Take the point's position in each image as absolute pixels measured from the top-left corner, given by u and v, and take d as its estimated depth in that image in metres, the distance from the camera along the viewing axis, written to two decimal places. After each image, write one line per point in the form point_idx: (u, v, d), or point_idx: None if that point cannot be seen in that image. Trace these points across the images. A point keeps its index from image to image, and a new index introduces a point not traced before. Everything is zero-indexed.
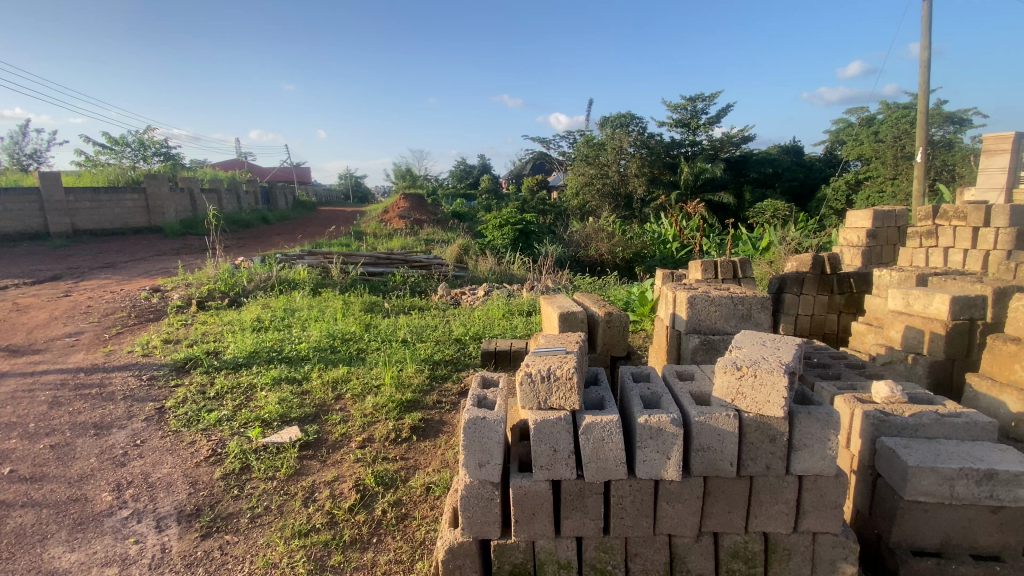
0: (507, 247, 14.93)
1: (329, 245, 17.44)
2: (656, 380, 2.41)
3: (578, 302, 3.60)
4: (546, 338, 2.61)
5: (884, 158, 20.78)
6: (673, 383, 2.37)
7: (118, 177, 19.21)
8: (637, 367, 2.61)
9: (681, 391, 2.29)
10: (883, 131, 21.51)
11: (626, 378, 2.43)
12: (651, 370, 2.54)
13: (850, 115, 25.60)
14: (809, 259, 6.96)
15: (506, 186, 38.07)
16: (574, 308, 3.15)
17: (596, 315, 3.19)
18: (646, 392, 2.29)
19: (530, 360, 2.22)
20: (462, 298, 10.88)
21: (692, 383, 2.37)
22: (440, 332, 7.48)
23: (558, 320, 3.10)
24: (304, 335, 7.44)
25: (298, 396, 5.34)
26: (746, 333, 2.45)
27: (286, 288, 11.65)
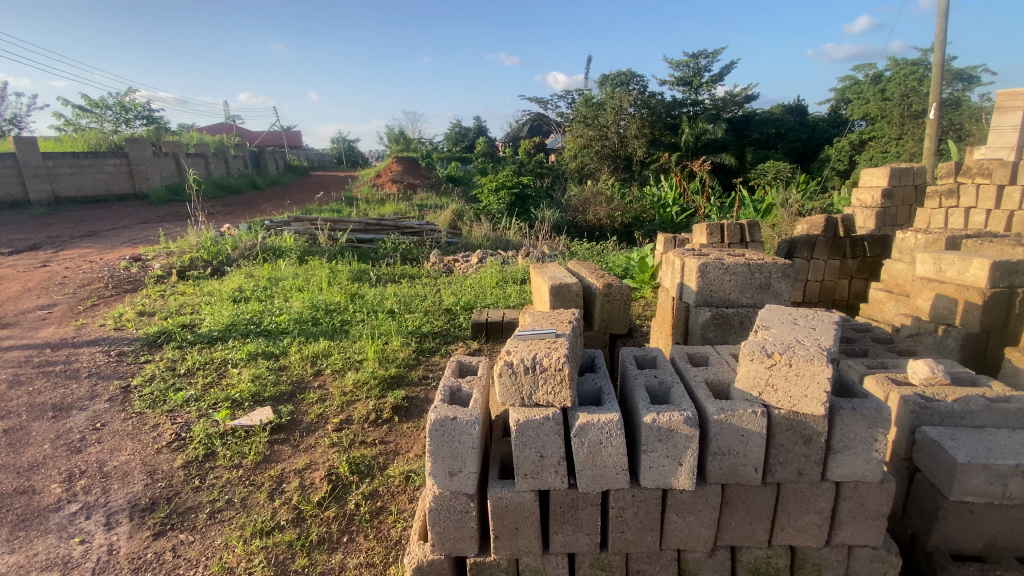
0: (502, 211, 14.38)
1: (319, 211, 16.84)
2: (664, 365, 2.03)
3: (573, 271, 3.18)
4: (531, 319, 2.19)
5: (890, 118, 20.07)
6: (685, 369, 1.99)
7: (100, 141, 18.48)
8: (642, 347, 2.24)
9: (694, 379, 1.91)
10: (890, 88, 20.76)
11: (629, 363, 2.05)
12: (659, 353, 2.15)
13: (857, 71, 24.66)
14: (822, 221, 6.53)
15: (503, 149, 37.11)
16: (568, 279, 2.73)
17: (594, 287, 2.77)
18: (652, 381, 1.90)
19: (512, 345, 1.82)
20: (455, 265, 10.45)
21: (706, 368, 1.98)
22: (430, 301, 7.07)
23: (550, 294, 2.69)
24: (285, 307, 7.03)
25: (274, 372, 4.99)
26: (772, 308, 2.05)
27: (272, 256, 11.17)
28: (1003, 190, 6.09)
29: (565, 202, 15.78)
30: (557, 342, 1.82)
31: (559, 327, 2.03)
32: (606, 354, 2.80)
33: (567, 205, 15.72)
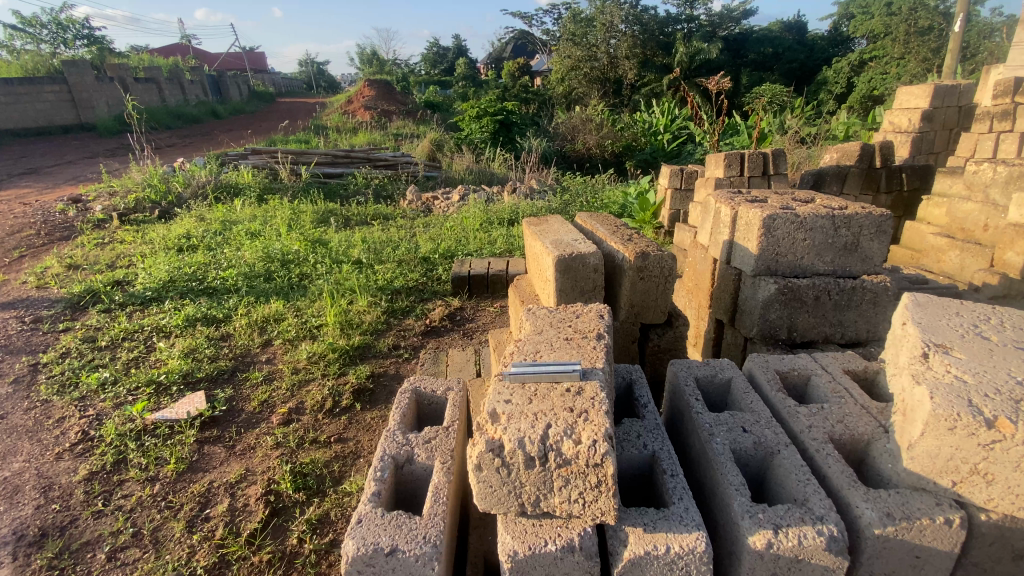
0: (485, 141, 13.05)
1: (284, 142, 15.25)
2: (754, 411, 1.59)
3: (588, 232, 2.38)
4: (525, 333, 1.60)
5: (896, 35, 18.57)
6: (794, 419, 1.60)
7: (38, 65, 16.16)
8: (707, 371, 1.78)
9: (812, 447, 1.50)
10: (898, 2, 19.10)
11: (702, 411, 1.59)
12: (735, 375, 1.76)
13: None
14: (857, 149, 5.66)
15: (484, 72, 34.37)
16: (584, 249, 1.95)
17: (619, 256, 1.98)
18: (742, 444, 1.48)
19: (501, 406, 1.27)
20: (435, 204, 9.39)
21: (825, 417, 1.59)
22: (403, 248, 6.14)
23: (557, 271, 1.93)
24: (235, 257, 6.06)
25: (213, 344, 4.13)
26: (917, 304, 1.60)
27: (227, 194, 9.93)
28: None
29: (553, 131, 14.48)
30: (579, 391, 1.31)
31: (571, 351, 1.48)
32: (635, 350, 2.07)
33: (556, 133, 14.44)
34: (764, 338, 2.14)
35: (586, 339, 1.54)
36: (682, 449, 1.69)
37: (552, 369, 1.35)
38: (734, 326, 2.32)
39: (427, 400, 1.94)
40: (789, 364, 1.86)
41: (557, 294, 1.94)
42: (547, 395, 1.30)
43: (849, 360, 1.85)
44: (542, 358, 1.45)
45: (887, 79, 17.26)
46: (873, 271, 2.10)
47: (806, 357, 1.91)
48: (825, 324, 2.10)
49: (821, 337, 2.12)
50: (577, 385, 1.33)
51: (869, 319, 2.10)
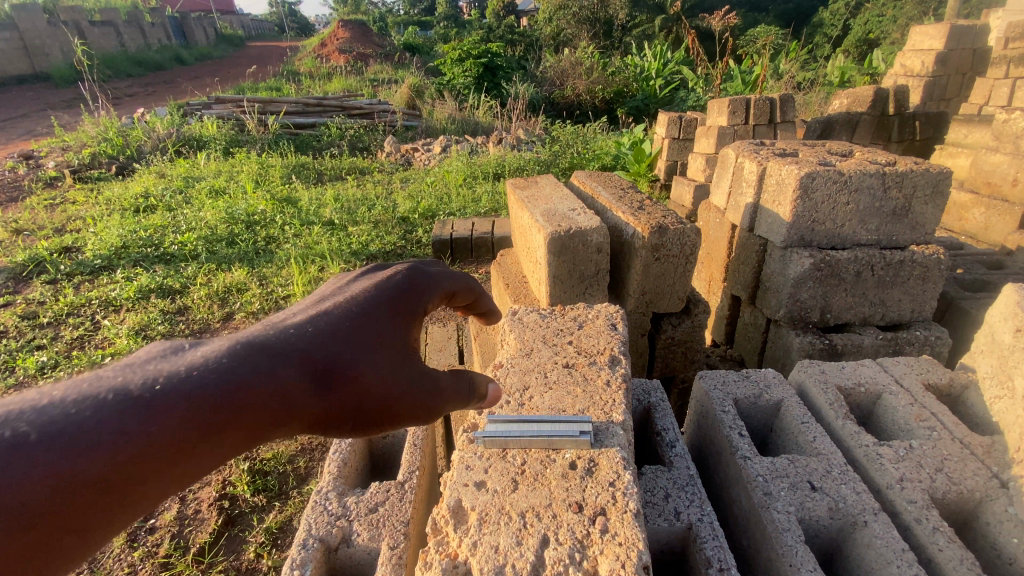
0: (468, 87, 12.22)
1: (252, 89, 14.20)
2: (824, 457, 1.26)
3: (587, 197, 2.05)
4: (508, 354, 1.40)
5: None
6: (880, 464, 1.27)
7: None
8: (749, 391, 1.44)
9: (902, 509, 1.17)
10: None
11: (752, 457, 1.25)
12: (788, 401, 1.42)
13: None
14: (869, 94, 5.22)
15: (467, 12, 32.28)
16: (586, 222, 1.64)
17: (630, 234, 1.67)
18: (820, 516, 1.15)
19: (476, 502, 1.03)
20: (415, 156, 8.80)
21: (919, 463, 1.26)
22: (379, 207, 5.67)
23: (553, 251, 1.61)
24: (196, 218, 5.55)
25: (168, 318, 3.74)
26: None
27: (190, 147, 9.20)
28: None
29: (540, 77, 13.65)
30: (589, 473, 1.06)
31: (572, 392, 1.25)
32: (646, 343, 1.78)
33: (543, 79, 13.61)
34: (792, 321, 1.82)
35: (591, 367, 1.31)
36: (717, 492, 1.37)
37: (545, 432, 1.12)
38: (755, 304, 2.01)
39: (381, 437, 1.75)
40: (852, 377, 1.52)
41: (550, 280, 1.66)
42: (544, 480, 1.06)
43: (927, 369, 1.51)
44: (537, 408, 1.21)
45: (885, 20, 16.43)
46: (923, 239, 1.76)
47: (870, 364, 1.57)
48: (864, 304, 1.78)
49: (858, 318, 1.80)
50: (586, 455, 1.09)
51: (916, 297, 1.78)
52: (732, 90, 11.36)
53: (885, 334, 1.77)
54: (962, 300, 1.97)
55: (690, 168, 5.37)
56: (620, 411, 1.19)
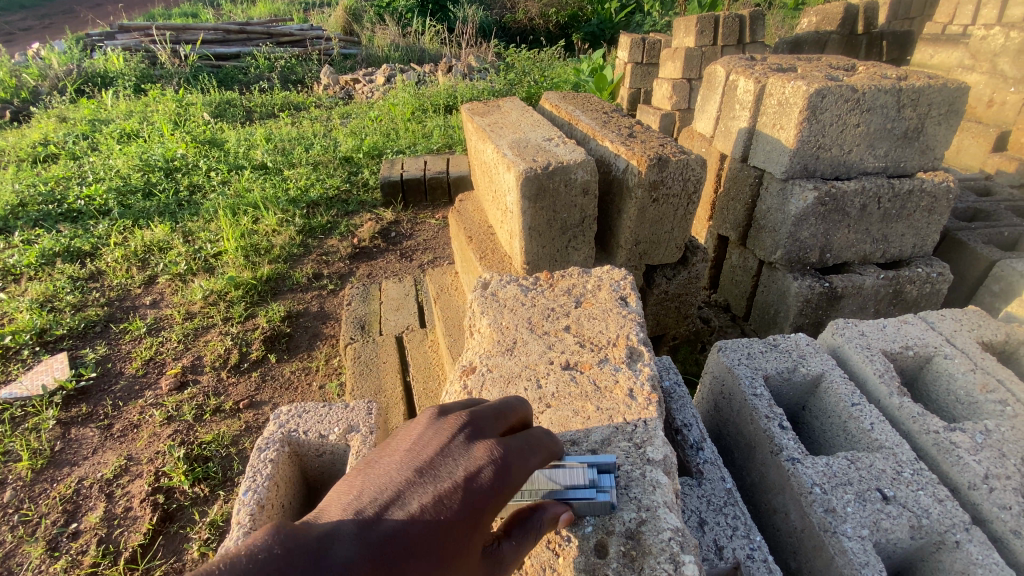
0: (411, 11, 11.09)
1: (164, 15, 12.43)
2: (892, 454, 1.07)
3: (560, 127, 1.74)
4: (485, 348, 1.18)
5: None
6: (962, 458, 1.07)
7: None
8: (781, 365, 1.25)
9: (994, 518, 1.00)
10: None
11: (803, 459, 1.07)
12: (829, 381, 1.22)
13: None
14: (839, 11, 4.94)
15: None
16: (570, 157, 1.35)
17: (622, 167, 1.40)
18: (899, 533, 0.97)
19: None
20: (356, 89, 7.99)
21: (1005, 457, 1.07)
22: (318, 147, 5.10)
23: (533, 194, 1.33)
24: (104, 166, 4.84)
25: (80, 287, 3.24)
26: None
27: (95, 85, 8.00)
28: None
29: None
30: (624, 562, 0.84)
31: (582, 412, 1.03)
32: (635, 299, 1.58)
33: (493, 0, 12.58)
34: (789, 264, 1.64)
35: (602, 370, 1.10)
36: (751, 492, 1.19)
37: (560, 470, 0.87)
38: (745, 245, 1.82)
39: (314, 452, 1.27)
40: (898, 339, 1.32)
41: (526, 232, 1.39)
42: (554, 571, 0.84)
43: (979, 324, 1.34)
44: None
45: None
46: (931, 165, 1.58)
47: (913, 321, 1.38)
48: (867, 241, 1.61)
49: (858, 257, 1.64)
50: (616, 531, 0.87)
51: (920, 231, 1.63)
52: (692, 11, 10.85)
53: (886, 273, 1.62)
54: (957, 231, 1.85)
55: (655, 97, 5.05)
56: (656, 443, 0.97)
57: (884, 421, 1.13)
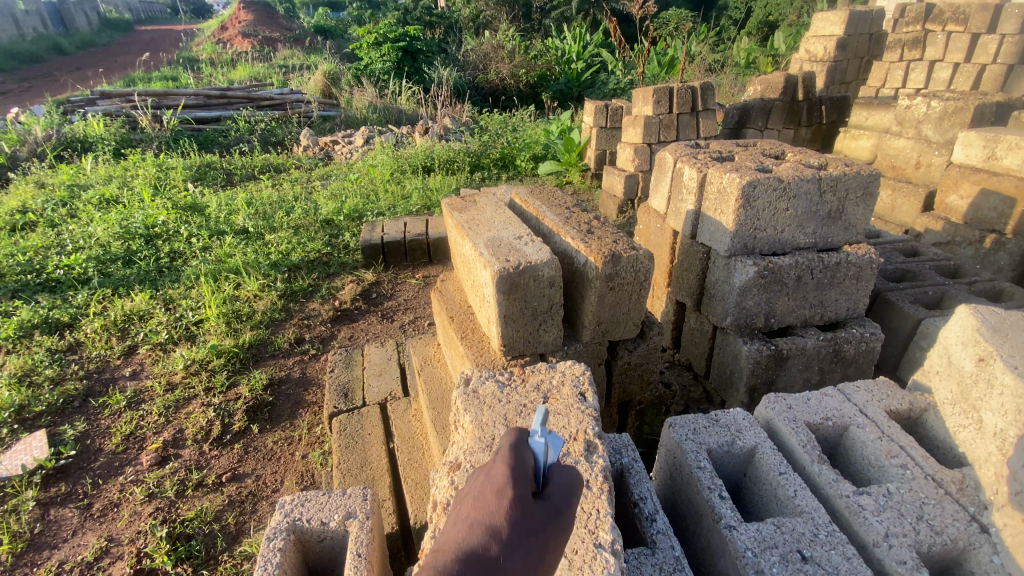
0: (388, 73, 11.64)
1: (145, 79, 12.78)
2: (810, 518, 1.20)
3: (531, 217, 1.93)
4: (469, 442, 1.29)
5: None
6: (869, 519, 1.20)
7: None
8: (722, 438, 1.38)
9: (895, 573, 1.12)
10: None
11: (737, 526, 1.19)
12: (763, 453, 1.36)
13: None
14: (781, 80, 5.44)
15: None
16: (538, 254, 1.53)
17: (583, 262, 1.57)
18: None
19: None
20: (336, 150, 8.29)
21: (902, 516, 1.20)
22: (299, 210, 5.26)
23: (508, 288, 1.48)
24: (84, 234, 4.88)
25: (57, 359, 3.23)
26: (989, 327, 1.31)
27: (74, 151, 8.11)
28: (977, 39, 5.35)
29: (463, 59, 13.33)
30: None
31: None
32: (603, 373, 1.73)
33: (466, 62, 13.31)
34: (738, 329, 1.83)
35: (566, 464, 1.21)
36: (702, 557, 1.30)
37: None
38: (701, 311, 2.00)
39: (315, 538, 1.33)
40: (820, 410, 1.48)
41: (502, 319, 1.53)
42: None
43: (887, 394, 1.51)
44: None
45: (783, 3, 16.65)
46: (855, 240, 1.81)
47: (833, 392, 1.55)
48: (804, 306, 1.81)
49: (799, 321, 1.83)
50: None
51: (851, 295, 1.83)
52: (652, 72, 11.70)
53: (825, 334, 1.81)
54: (887, 292, 2.07)
55: (620, 158, 5.44)
56: (607, 529, 1.08)
57: (806, 488, 1.27)
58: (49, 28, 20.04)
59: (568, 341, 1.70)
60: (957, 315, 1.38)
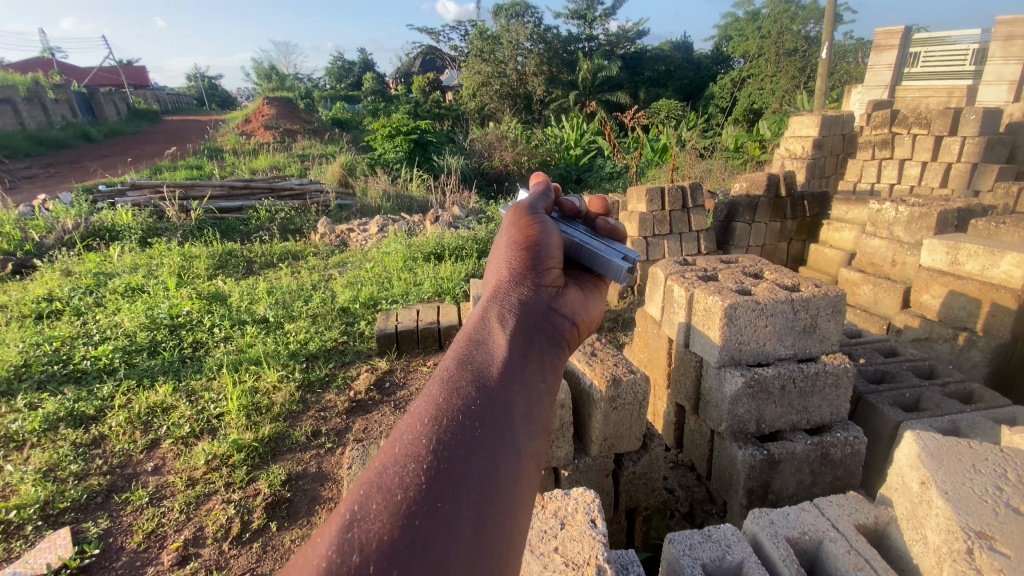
0: (400, 162, 12.51)
1: (171, 169, 13.70)
2: None
3: None
4: None
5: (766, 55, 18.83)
6: None
7: None
8: (714, 553, 1.52)
9: None
10: (764, 25, 20.42)
11: None
12: (749, 567, 1.48)
13: (735, 11, 24.48)
14: (763, 179, 5.92)
15: (394, 86, 33.49)
16: None
17: (589, 384, 1.89)
18: None
19: None
20: (351, 237, 8.78)
21: None
22: (317, 299, 5.55)
23: None
24: (111, 324, 5.12)
25: (82, 454, 3.35)
26: (928, 453, 1.48)
27: (102, 240, 8.59)
28: (941, 141, 5.89)
29: (469, 148, 14.30)
30: None
31: None
32: (611, 483, 2.01)
33: (472, 151, 14.31)
34: (733, 434, 2.00)
35: None
36: None
37: None
38: (699, 414, 2.19)
39: None
40: (797, 525, 1.61)
41: None
42: None
43: (855, 508, 1.65)
44: None
45: (765, 93, 18.04)
46: (831, 350, 2.02)
47: (809, 507, 1.69)
48: (792, 412, 1.99)
49: (789, 426, 2.01)
50: None
51: (833, 401, 2.02)
52: (646, 160, 12.55)
53: (813, 438, 1.97)
54: (867, 394, 2.25)
55: None
56: None
57: None
58: (82, 119, 21.61)
59: (578, 454, 1.98)
60: (904, 440, 1.55)
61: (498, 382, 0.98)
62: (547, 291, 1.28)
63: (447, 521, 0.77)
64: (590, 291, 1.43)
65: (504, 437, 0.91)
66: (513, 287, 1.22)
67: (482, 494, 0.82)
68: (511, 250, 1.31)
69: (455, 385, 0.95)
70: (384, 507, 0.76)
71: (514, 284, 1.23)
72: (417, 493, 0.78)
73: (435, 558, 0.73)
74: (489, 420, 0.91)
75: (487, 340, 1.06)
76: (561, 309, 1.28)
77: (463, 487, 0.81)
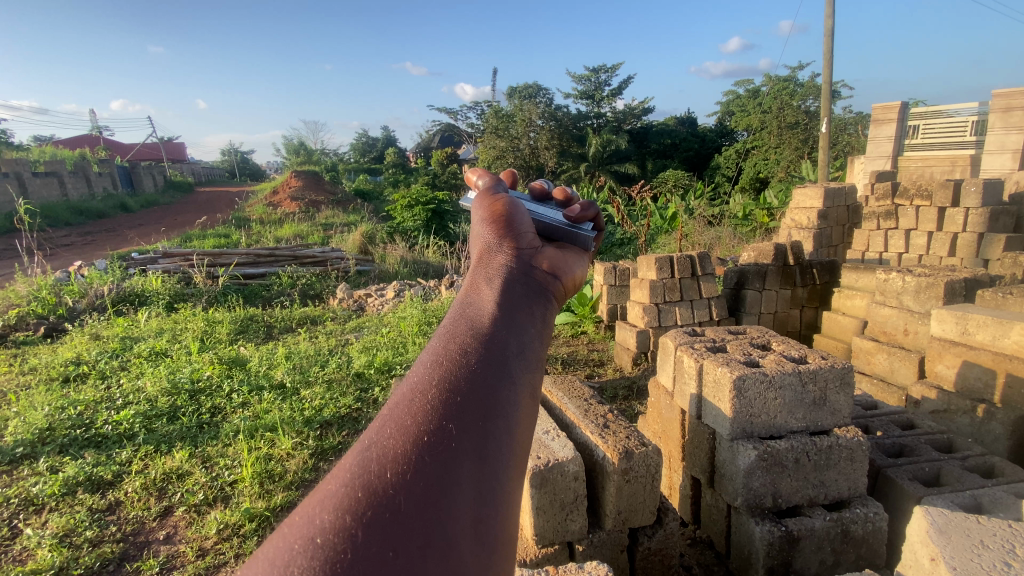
0: (418, 230, 13.02)
1: (201, 237, 14.39)
2: None
3: (556, 412, 2.33)
4: None
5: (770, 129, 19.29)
6: None
7: None
8: None
9: None
10: (763, 100, 21.47)
11: None
12: None
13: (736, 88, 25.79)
14: (771, 249, 6.06)
15: (414, 159, 35.41)
16: (563, 452, 1.89)
17: (602, 456, 1.93)
18: None
19: None
20: (368, 302, 9.01)
21: None
22: (333, 364, 5.65)
23: (540, 482, 1.80)
24: (134, 388, 5.24)
25: (97, 520, 3.35)
26: (936, 528, 1.49)
27: (130, 304, 8.91)
28: (944, 212, 6.04)
29: None
30: None
31: None
32: (626, 559, 1.98)
33: None
34: (750, 509, 1.98)
35: None
36: None
37: None
38: (715, 487, 2.18)
39: None
40: None
41: (535, 510, 1.82)
42: None
43: None
44: None
45: (770, 163, 18.72)
46: (844, 422, 2.04)
47: None
48: (808, 486, 1.98)
49: (805, 500, 1.99)
50: None
51: (850, 475, 2.00)
52: (655, 227, 12.91)
53: (831, 514, 1.94)
54: (886, 468, 2.23)
55: (630, 314, 5.90)
56: None
57: None
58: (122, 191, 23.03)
59: (593, 528, 1.98)
60: (914, 518, 1.57)
61: (483, 337, 0.93)
62: (529, 250, 1.23)
63: (448, 478, 0.74)
64: (573, 251, 1.36)
65: (500, 380, 0.87)
66: (494, 252, 1.17)
67: (483, 439, 0.80)
68: (486, 224, 1.27)
69: (442, 345, 0.92)
70: (381, 464, 0.73)
71: (493, 253, 1.18)
72: (413, 447, 0.75)
73: (439, 514, 0.70)
74: (478, 376, 0.86)
75: (470, 304, 1.01)
76: (548, 265, 1.23)
77: (460, 434, 0.78)
